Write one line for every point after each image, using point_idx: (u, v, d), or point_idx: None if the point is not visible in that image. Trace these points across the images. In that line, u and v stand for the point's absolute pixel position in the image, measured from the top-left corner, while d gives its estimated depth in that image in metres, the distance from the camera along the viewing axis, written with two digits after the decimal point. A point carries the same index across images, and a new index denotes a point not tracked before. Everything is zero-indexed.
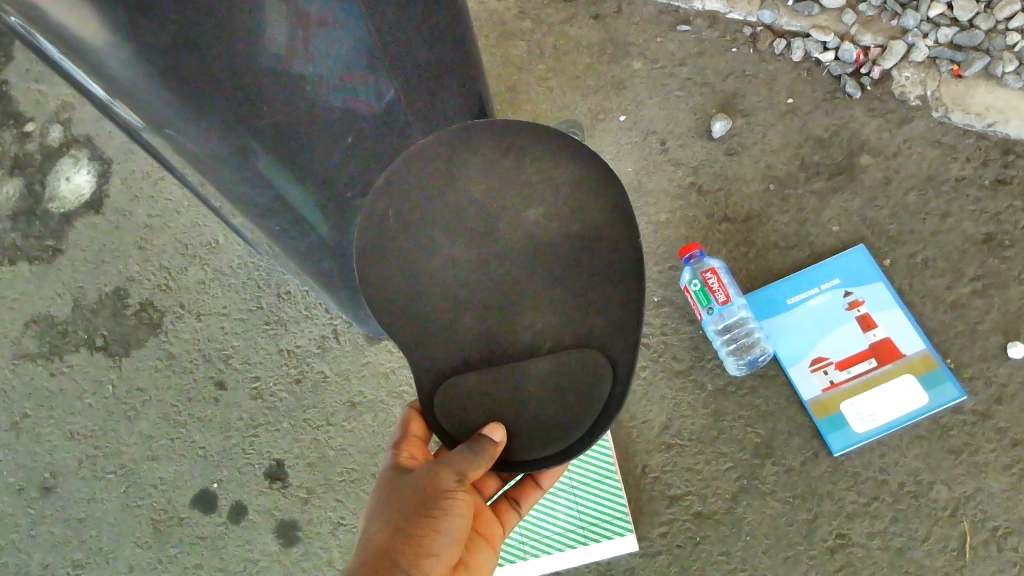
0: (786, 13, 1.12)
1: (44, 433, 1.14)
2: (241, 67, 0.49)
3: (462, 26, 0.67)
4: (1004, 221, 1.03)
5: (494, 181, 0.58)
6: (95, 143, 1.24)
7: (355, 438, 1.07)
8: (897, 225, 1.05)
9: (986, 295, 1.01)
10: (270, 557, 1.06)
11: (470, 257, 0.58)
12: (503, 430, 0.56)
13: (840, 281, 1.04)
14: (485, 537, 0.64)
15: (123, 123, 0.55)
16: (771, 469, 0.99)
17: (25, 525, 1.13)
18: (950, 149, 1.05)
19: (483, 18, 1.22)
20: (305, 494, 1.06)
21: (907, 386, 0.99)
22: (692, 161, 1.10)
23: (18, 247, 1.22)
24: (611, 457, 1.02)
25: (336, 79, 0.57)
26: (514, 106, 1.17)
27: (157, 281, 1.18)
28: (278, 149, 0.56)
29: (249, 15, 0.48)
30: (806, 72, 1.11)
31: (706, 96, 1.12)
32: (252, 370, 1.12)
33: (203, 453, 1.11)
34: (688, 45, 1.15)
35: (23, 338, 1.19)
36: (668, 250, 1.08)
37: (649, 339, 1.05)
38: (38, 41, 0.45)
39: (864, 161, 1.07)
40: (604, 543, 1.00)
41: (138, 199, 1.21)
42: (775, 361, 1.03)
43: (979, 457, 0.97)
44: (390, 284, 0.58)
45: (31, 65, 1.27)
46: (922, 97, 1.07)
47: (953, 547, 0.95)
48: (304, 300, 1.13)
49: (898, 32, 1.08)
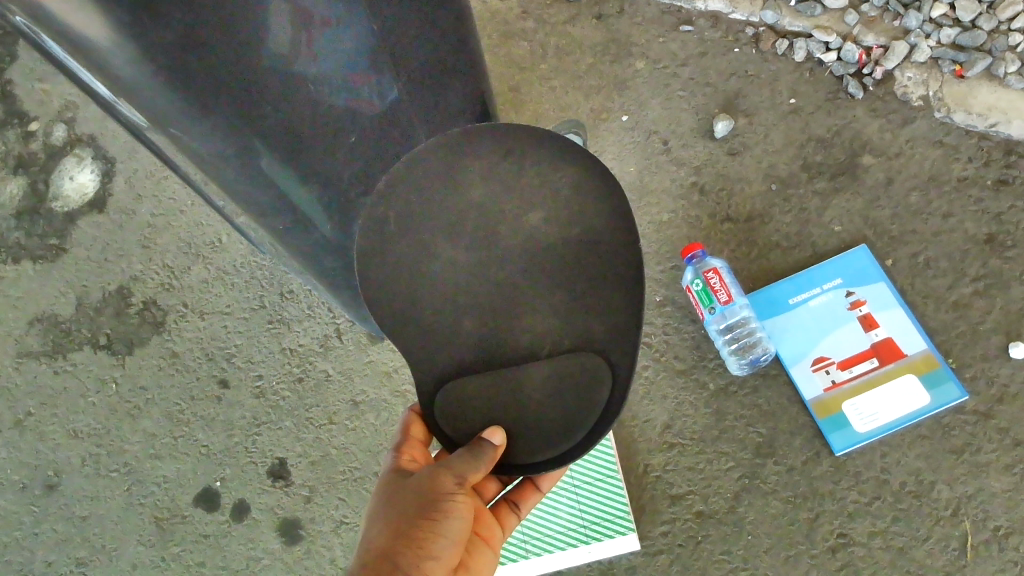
0: (788, 14, 1.12)
1: (47, 431, 1.15)
2: (245, 67, 0.50)
3: (466, 27, 0.67)
4: (1006, 222, 1.03)
5: (498, 181, 0.58)
6: (99, 142, 1.24)
7: (358, 437, 1.07)
8: (899, 226, 1.05)
9: (988, 296, 1.01)
10: (272, 555, 1.06)
11: (474, 256, 0.58)
12: (503, 434, 0.57)
13: (842, 281, 1.04)
14: (486, 539, 0.64)
15: (127, 123, 0.55)
16: (773, 468, 0.99)
17: (28, 523, 1.13)
18: (952, 149, 1.06)
19: (485, 18, 1.23)
20: (307, 493, 1.07)
21: (909, 386, 0.99)
22: (695, 161, 1.11)
23: (22, 246, 1.22)
24: (613, 456, 1.02)
25: (339, 78, 0.56)
26: (516, 106, 1.17)
27: (161, 280, 1.18)
28: (281, 148, 0.56)
29: (252, 14, 0.48)
30: (808, 73, 1.11)
31: (708, 97, 1.13)
32: (255, 369, 1.12)
33: (206, 451, 1.11)
34: (691, 45, 1.15)
35: (27, 337, 1.19)
36: (670, 250, 1.08)
37: (651, 338, 1.05)
38: (43, 41, 0.45)
39: (866, 161, 1.07)
40: (605, 542, 1.00)
41: (141, 198, 1.21)
42: (776, 361, 1.03)
43: (980, 457, 0.97)
44: (393, 283, 0.58)
45: (36, 64, 1.27)
46: (924, 97, 1.07)
47: (954, 547, 0.95)
48: (307, 299, 1.13)
49: (900, 33, 1.08)
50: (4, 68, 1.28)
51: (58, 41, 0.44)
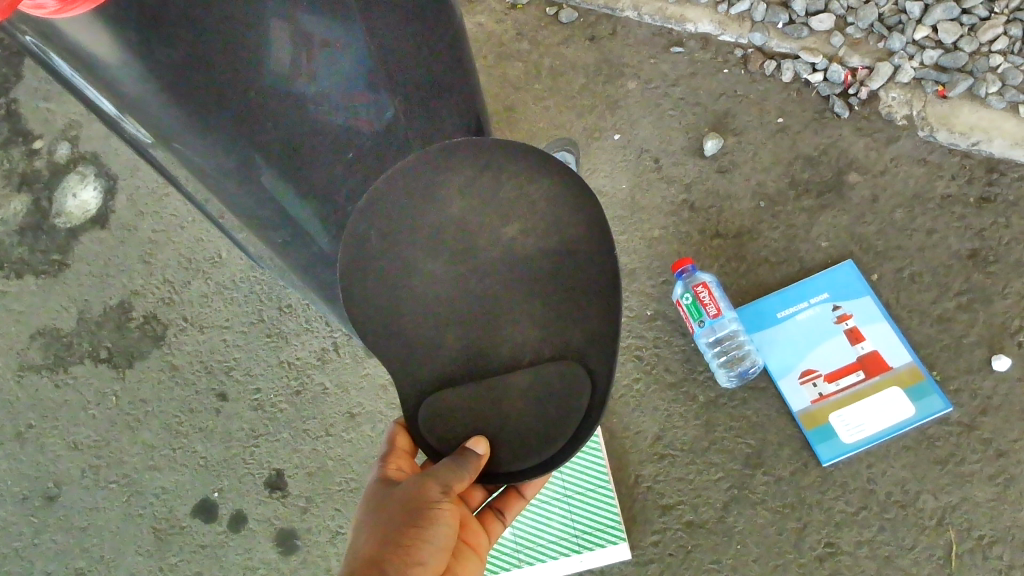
0: (776, 35, 1.15)
1: (48, 443, 1.16)
2: (247, 86, 0.51)
3: (459, 48, 0.69)
4: (988, 237, 1.06)
5: (487, 197, 0.60)
6: (101, 160, 1.27)
7: (354, 448, 1.09)
8: (884, 241, 1.07)
9: (971, 309, 1.03)
10: (268, 565, 1.07)
11: (459, 273, 0.60)
12: (486, 444, 0.59)
13: (828, 295, 1.06)
14: (473, 547, 0.66)
15: (131, 140, 0.58)
16: (761, 479, 1.01)
17: (28, 534, 1.14)
18: (935, 167, 1.08)
19: (481, 40, 1.26)
20: (303, 503, 1.08)
21: (893, 398, 1.01)
22: (685, 178, 1.13)
23: (25, 261, 1.25)
24: (604, 468, 1.04)
25: (339, 98, 0.58)
26: (510, 125, 1.20)
27: (161, 295, 1.20)
28: (282, 162, 0.58)
29: (255, 36, 0.50)
30: (796, 93, 1.14)
31: (698, 116, 1.16)
32: (253, 382, 1.14)
33: (203, 463, 1.12)
34: (682, 65, 1.18)
35: (29, 350, 1.21)
36: (661, 265, 1.10)
37: (643, 351, 1.08)
38: (52, 60, 0.48)
39: (852, 178, 1.10)
40: (596, 552, 1.01)
41: (143, 214, 1.24)
42: (765, 373, 1.05)
43: (965, 467, 0.98)
44: (383, 299, 0.61)
45: (41, 84, 1.30)
46: (908, 116, 1.10)
47: (939, 556, 0.96)
48: (304, 314, 1.15)
49: (884, 54, 1.11)
50: (9, 88, 1.31)
51: (65, 58, 0.46)
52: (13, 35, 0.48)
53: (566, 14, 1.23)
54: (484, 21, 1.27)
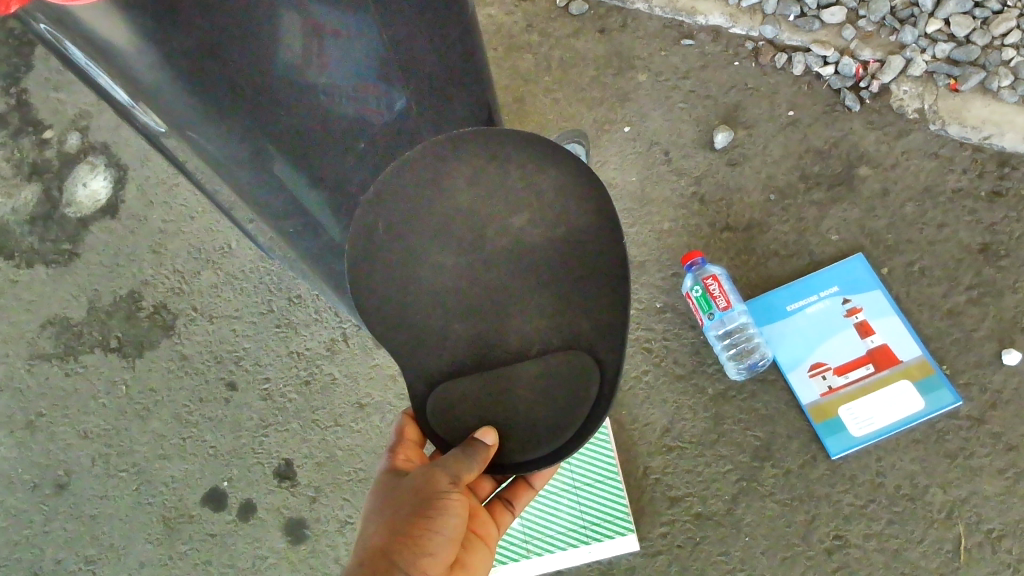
0: (787, 28, 1.15)
1: (59, 432, 1.17)
2: (260, 76, 0.52)
3: (471, 39, 0.69)
4: (1000, 231, 1.05)
5: (497, 189, 0.60)
6: (111, 150, 1.27)
7: (363, 438, 1.09)
8: (894, 235, 1.07)
9: (982, 303, 1.03)
10: (278, 554, 1.08)
11: (471, 265, 0.60)
12: (495, 434, 0.59)
13: (837, 288, 1.06)
14: (483, 537, 0.67)
15: (144, 129, 0.58)
16: (770, 471, 1.01)
17: (39, 521, 1.15)
18: (947, 160, 1.08)
19: (492, 31, 1.26)
20: (312, 493, 1.09)
21: (903, 392, 1.01)
22: (695, 171, 1.13)
23: (35, 250, 1.25)
24: (613, 459, 1.04)
25: (350, 91, 0.58)
26: (520, 117, 1.20)
27: (171, 285, 1.20)
28: (295, 153, 0.58)
29: (266, 26, 0.50)
30: (806, 86, 1.13)
31: (708, 108, 1.15)
32: (262, 372, 1.14)
33: (213, 452, 1.13)
34: (692, 58, 1.18)
35: (39, 338, 1.22)
36: (670, 258, 1.10)
37: (652, 344, 1.07)
38: (66, 48, 0.48)
39: (863, 172, 1.10)
40: (605, 543, 1.02)
41: (153, 204, 1.24)
42: (774, 366, 1.05)
43: (974, 461, 0.98)
44: (395, 289, 0.61)
45: (51, 74, 1.31)
46: (919, 110, 1.10)
47: (948, 549, 0.97)
48: (314, 304, 1.15)
49: (896, 47, 1.10)
50: (20, 78, 1.31)
51: (80, 47, 0.46)
52: (27, 24, 0.48)
53: (576, 6, 1.22)
54: (494, 13, 1.26)
